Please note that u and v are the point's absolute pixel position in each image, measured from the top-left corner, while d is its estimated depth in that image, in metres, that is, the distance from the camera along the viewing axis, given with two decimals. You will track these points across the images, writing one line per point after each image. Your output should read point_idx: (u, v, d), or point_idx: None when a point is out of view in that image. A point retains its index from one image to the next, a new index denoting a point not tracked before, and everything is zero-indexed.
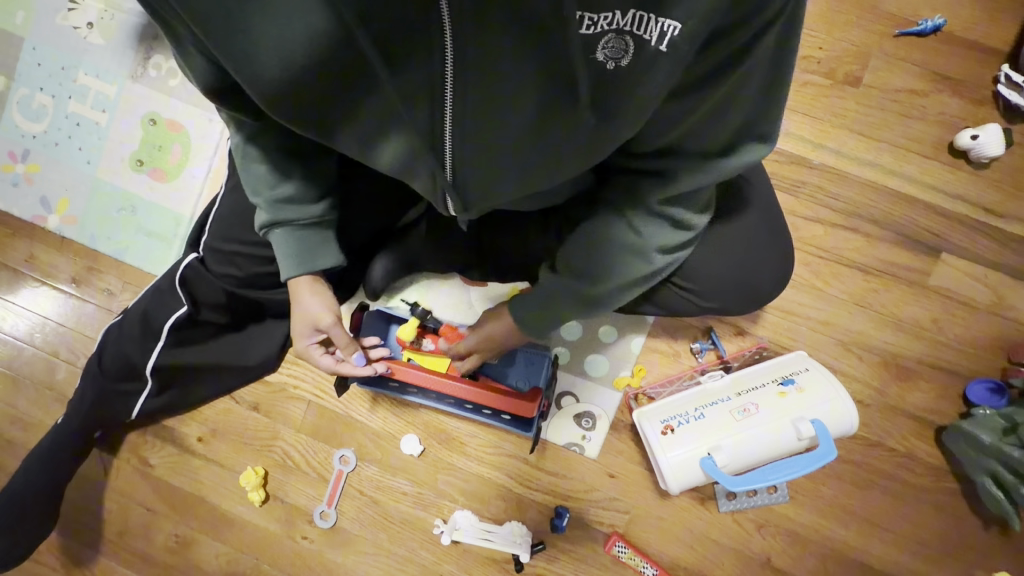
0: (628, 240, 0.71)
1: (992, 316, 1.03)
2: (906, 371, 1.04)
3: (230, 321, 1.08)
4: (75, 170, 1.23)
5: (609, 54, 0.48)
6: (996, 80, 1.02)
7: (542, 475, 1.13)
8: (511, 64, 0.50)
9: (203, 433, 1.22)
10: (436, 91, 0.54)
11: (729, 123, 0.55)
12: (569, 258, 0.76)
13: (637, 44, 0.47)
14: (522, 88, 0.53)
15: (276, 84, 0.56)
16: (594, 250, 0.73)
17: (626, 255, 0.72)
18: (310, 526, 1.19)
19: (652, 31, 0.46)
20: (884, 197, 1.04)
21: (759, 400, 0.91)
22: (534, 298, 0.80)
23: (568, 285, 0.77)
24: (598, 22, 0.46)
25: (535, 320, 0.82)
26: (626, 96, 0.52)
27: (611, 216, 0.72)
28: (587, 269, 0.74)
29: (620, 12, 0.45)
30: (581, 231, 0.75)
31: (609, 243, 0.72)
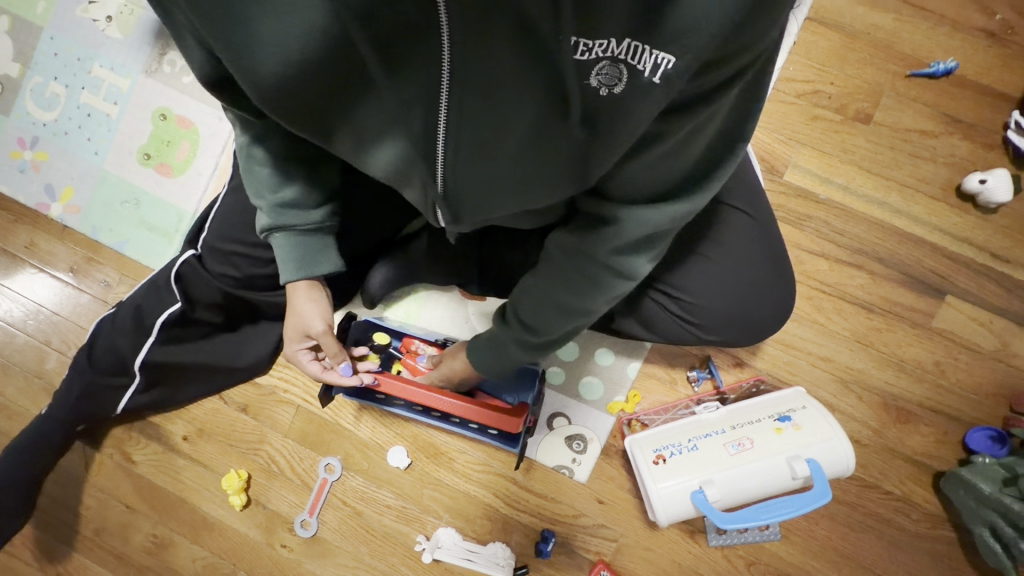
0: (570, 287, 0.73)
1: (994, 362, 1.01)
2: (905, 413, 1.02)
3: (225, 320, 1.07)
4: (82, 160, 1.23)
5: (602, 79, 0.49)
6: (1006, 125, 1.01)
7: (530, 496, 1.10)
8: (506, 79, 0.53)
9: (188, 432, 1.20)
10: (432, 100, 0.56)
11: (700, 157, 0.57)
12: (518, 302, 0.80)
13: (630, 73, 0.48)
14: (513, 106, 0.55)
15: (275, 81, 0.57)
16: (539, 295, 0.76)
17: (567, 302, 0.74)
18: (290, 534, 1.17)
19: (646, 63, 0.47)
20: (890, 236, 1.03)
21: (754, 435, 0.89)
22: (486, 337, 0.86)
23: (515, 329, 0.81)
24: (593, 49, 0.47)
25: (485, 359, 0.86)
26: (616, 125, 0.53)
27: (558, 258, 0.73)
28: (532, 314, 0.78)
29: (615, 41, 0.46)
30: (534, 272, 0.78)
31: (553, 290, 0.74)
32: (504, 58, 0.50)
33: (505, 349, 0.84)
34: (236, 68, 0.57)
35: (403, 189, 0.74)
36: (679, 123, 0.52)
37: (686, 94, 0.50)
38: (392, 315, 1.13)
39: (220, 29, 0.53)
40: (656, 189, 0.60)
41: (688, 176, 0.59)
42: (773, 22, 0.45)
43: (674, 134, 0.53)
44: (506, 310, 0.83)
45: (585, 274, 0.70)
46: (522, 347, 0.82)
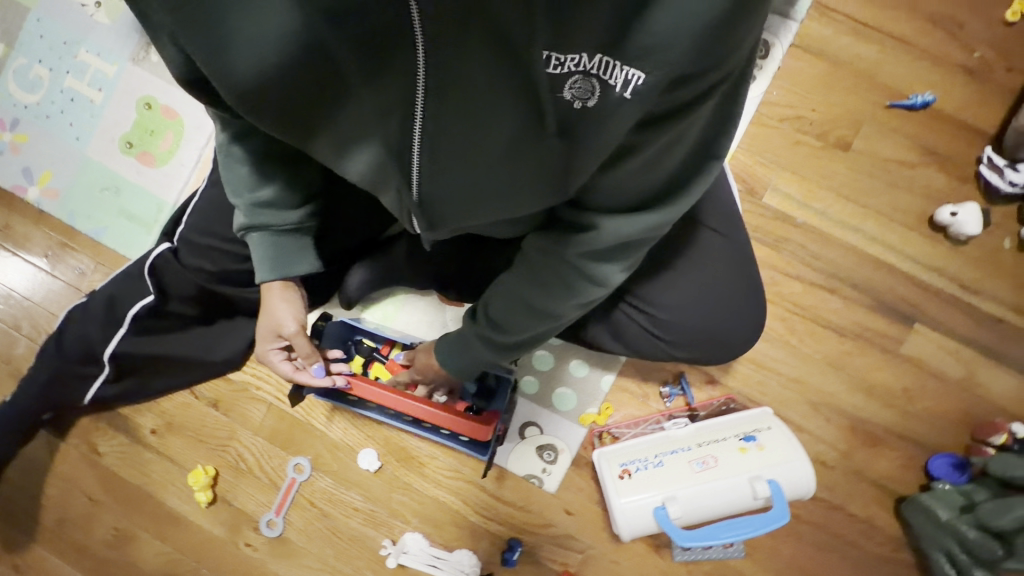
0: (545, 292, 0.74)
1: (959, 391, 1.03)
2: (871, 437, 1.04)
3: (199, 314, 1.06)
4: (63, 145, 1.21)
5: (576, 93, 0.52)
6: (979, 159, 1.03)
7: (499, 504, 1.10)
8: (481, 89, 0.53)
9: (157, 425, 1.19)
10: (407, 106, 0.56)
11: (674, 169, 0.59)
12: (493, 302, 0.80)
13: (603, 88, 0.50)
14: (488, 116, 0.56)
15: (252, 78, 0.59)
16: (515, 296, 0.77)
17: (544, 307, 0.75)
18: (255, 533, 1.15)
19: (618, 78, 0.49)
20: (863, 262, 1.05)
21: (718, 453, 0.90)
22: (459, 335, 0.86)
23: (488, 328, 0.81)
24: (564, 63, 0.49)
25: (457, 358, 0.86)
26: (589, 137, 0.55)
27: (535, 260, 0.74)
28: (505, 314, 0.78)
29: (587, 56, 0.48)
30: (510, 272, 0.79)
31: (528, 294, 0.75)
32: (477, 68, 0.51)
33: (477, 349, 0.84)
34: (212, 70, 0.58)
35: (380, 194, 0.74)
36: (655, 135, 0.54)
37: (664, 106, 0.51)
38: (370, 316, 1.13)
39: (198, 28, 0.54)
40: (632, 200, 0.62)
41: (663, 188, 0.61)
42: (744, 41, 0.47)
43: (651, 146, 0.55)
44: (478, 309, 0.84)
45: (560, 274, 0.71)
46: (493, 348, 0.82)
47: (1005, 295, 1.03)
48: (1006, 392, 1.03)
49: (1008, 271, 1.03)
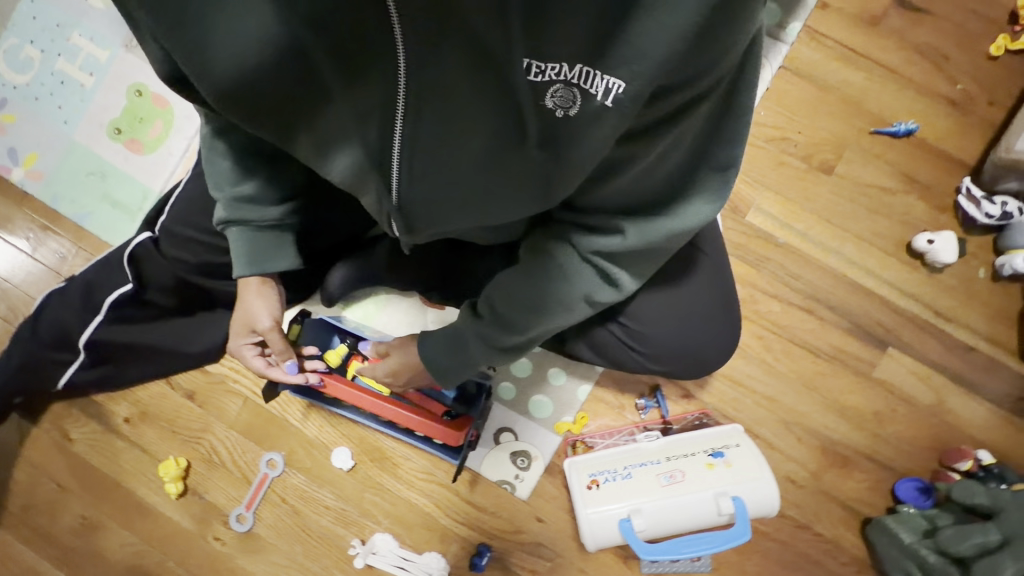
0: (553, 289, 0.74)
1: (928, 417, 1.05)
2: (841, 458, 1.05)
3: (177, 305, 1.06)
4: (51, 127, 1.21)
5: (558, 101, 0.53)
6: (957, 190, 1.05)
7: (470, 509, 1.11)
8: (459, 93, 0.53)
9: (131, 414, 1.18)
10: (387, 109, 0.57)
11: (675, 171, 0.62)
12: (494, 303, 0.79)
13: (584, 96, 0.51)
14: (467, 122, 0.57)
15: (230, 79, 0.61)
16: (519, 298, 0.76)
17: (551, 305, 0.75)
18: (224, 527, 1.15)
19: (599, 87, 0.50)
20: (841, 284, 1.06)
21: (686, 468, 0.91)
22: (453, 336, 0.84)
23: (488, 330, 0.80)
24: (546, 71, 0.50)
25: (453, 361, 0.84)
26: (571, 141, 0.56)
27: (541, 261, 0.74)
28: (509, 316, 0.77)
29: (568, 65, 0.49)
30: (510, 273, 0.78)
31: (533, 291, 0.75)
32: (454, 73, 0.51)
33: (474, 351, 0.83)
34: (198, 70, 0.60)
35: (361, 196, 0.74)
36: (654, 142, 0.56)
37: (663, 114, 0.53)
38: (350, 315, 1.13)
39: (184, 27, 0.56)
40: (640, 201, 0.65)
41: (669, 190, 0.63)
42: (727, 50, 0.47)
43: (654, 150, 0.57)
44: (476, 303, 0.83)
45: (570, 275, 0.73)
46: (494, 350, 0.82)
47: (978, 324, 1.05)
48: (975, 420, 1.04)
49: (981, 301, 1.05)
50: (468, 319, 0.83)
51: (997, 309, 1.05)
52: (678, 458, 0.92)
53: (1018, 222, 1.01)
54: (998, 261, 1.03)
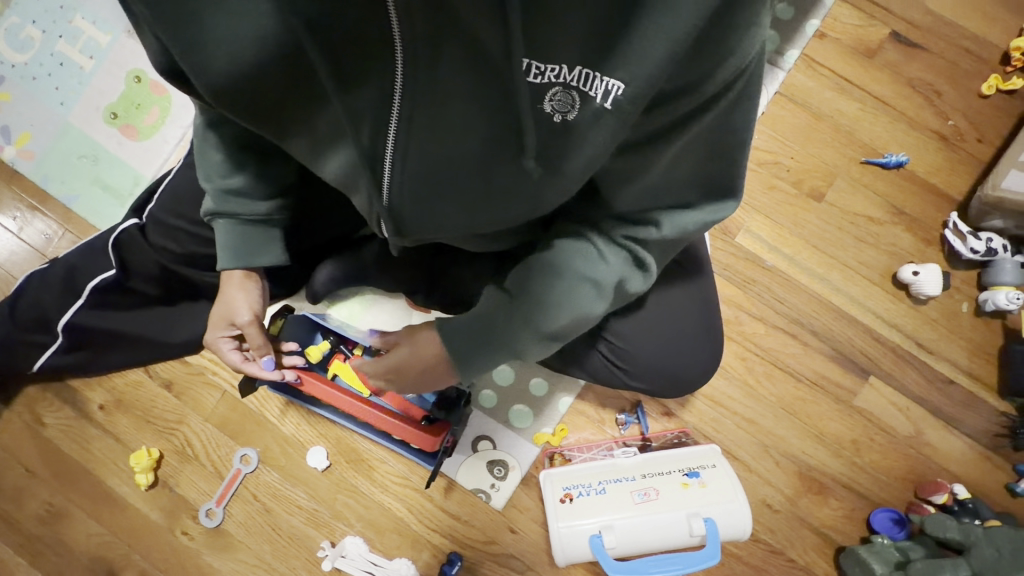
0: (588, 269, 0.71)
1: (906, 448, 1.05)
2: (818, 484, 1.05)
3: (160, 294, 1.05)
4: (46, 108, 1.20)
5: (556, 106, 0.55)
6: (945, 224, 1.06)
7: (444, 516, 1.10)
8: (455, 89, 0.55)
9: (106, 402, 1.16)
10: (384, 109, 0.58)
11: (695, 169, 0.63)
12: (526, 290, 0.74)
13: (583, 99, 0.53)
14: (464, 123, 0.58)
15: (225, 78, 0.62)
16: (554, 283, 0.73)
17: (583, 286, 0.72)
18: (193, 522, 1.13)
19: (598, 89, 0.52)
20: (826, 311, 1.07)
21: (660, 486, 0.91)
22: (478, 326, 0.76)
23: (520, 313, 0.74)
24: (545, 73, 0.52)
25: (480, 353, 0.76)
26: (569, 146, 0.58)
27: (575, 251, 0.72)
28: (544, 302, 0.73)
29: (568, 68, 0.51)
30: (539, 262, 0.74)
31: (566, 270, 0.72)
32: (454, 76, 0.54)
33: (505, 341, 0.75)
34: (196, 69, 0.61)
35: (352, 196, 0.75)
36: (666, 146, 0.59)
37: (674, 118, 0.56)
38: (335, 312, 1.12)
39: (182, 24, 0.57)
40: (664, 196, 0.66)
41: (688, 186, 0.65)
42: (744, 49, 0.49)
43: (668, 149, 0.59)
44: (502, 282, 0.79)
45: (607, 262, 0.71)
46: (530, 339, 0.75)
47: (959, 358, 1.06)
48: (952, 453, 1.04)
49: (963, 335, 1.06)
50: (495, 309, 0.76)
51: (978, 345, 1.06)
52: (652, 476, 0.92)
53: (1002, 259, 1.02)
54: (981, 296, 1.04)
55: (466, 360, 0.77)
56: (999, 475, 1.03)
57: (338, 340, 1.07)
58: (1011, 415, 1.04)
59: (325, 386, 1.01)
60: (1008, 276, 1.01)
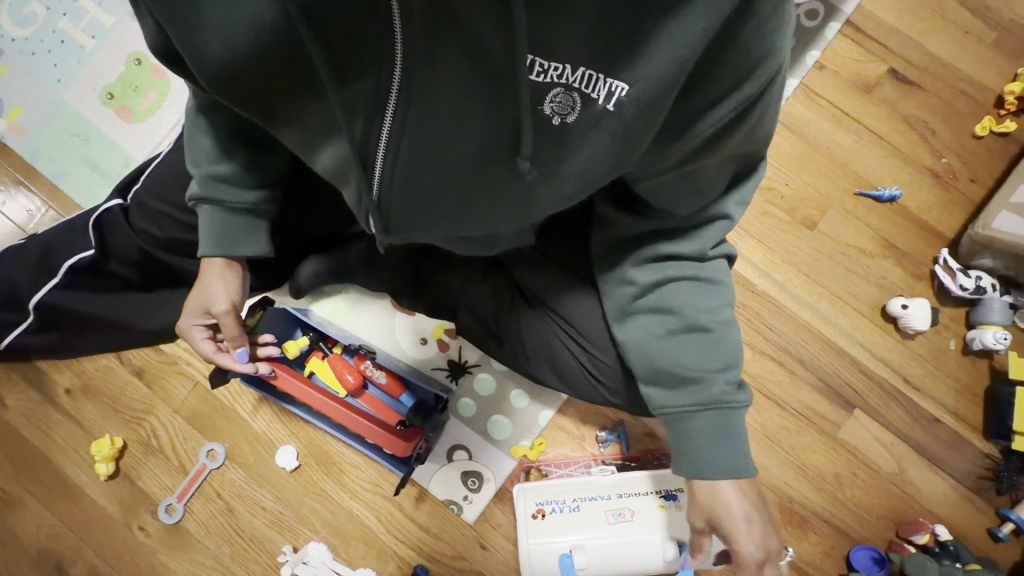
0: (717, 293, 0.76)
1: (889, 485, 1.03)
2: (798, 518, 1.03)
3: (139, 279, 1.02)
4: (42, 84, 1.18)
5: (556, 107, 0.54)
6: (935, 260, 1.06)
7: (414, 527, 1.06)
8: (455, 87, 0.54)
9: (73, 386, 1.12)
10: (380, 106, 0.57)
11: (724, 169, 0.64)
12: (703, 367, 0.75)
13: (584, 101, 0.53)
14: (463, 123, 0.57)
15: (218, 65, 0.62)
16: (708, 340, 0.75)
17: (722, 308, 0.76)
18: (152, 518, 1.09)
19: (601, 90, 0.52)
20: (814, 340, 1.06)
21: (636, 508, 0.90)
22: (705, 436, 0.75)
23: (722, 380, 0.75)
24: (548, 72, 0.51)
25: (726, 447, 0.75)
26: (567, 148, 0.58)
27: (690, 303, 0.75)
28: (721, 358, 0.75)
29: (571, 68, 0.51)
30: (676, 340, 0.76)
31: (704, 310, 0.75)
32: (452, 75, 0.53)
33: (729, 419, 0.75)
34: (191, 51, 0.61)
35: (344, 190, 0.74)
36: (694, 162, 0.61)
37: (702, 138, 0.56)
38: (319, 310, 1.10)
39: (180, 7, 0.58)
40: (698, 201, 0.68)
41: (715, 187, 0.67)
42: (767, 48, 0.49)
43: (690, 154, 0.60)
44: (662, 373, 0.77)
45: (719, 281, 0.76)
46: (740, 392, 0.75)
47: (945, 397, 1.05)
48: (934, 494, 1.03)
49: (950, 374, 1.05)
50: (705, 408, 0.74)
51: (965, 385, 1.05)
52: (629, 496, 0.91)
53: (990, 298, 1.02)
54: (969, 335, 1.03)
55: (719, 471, 0.75)
56: (982, 519, 1.02)
57: (319, 338, 1.05)
58: (995, 458, 1.02)
59: (301, 386, 0.98)
60: (996, 316, 1.01)
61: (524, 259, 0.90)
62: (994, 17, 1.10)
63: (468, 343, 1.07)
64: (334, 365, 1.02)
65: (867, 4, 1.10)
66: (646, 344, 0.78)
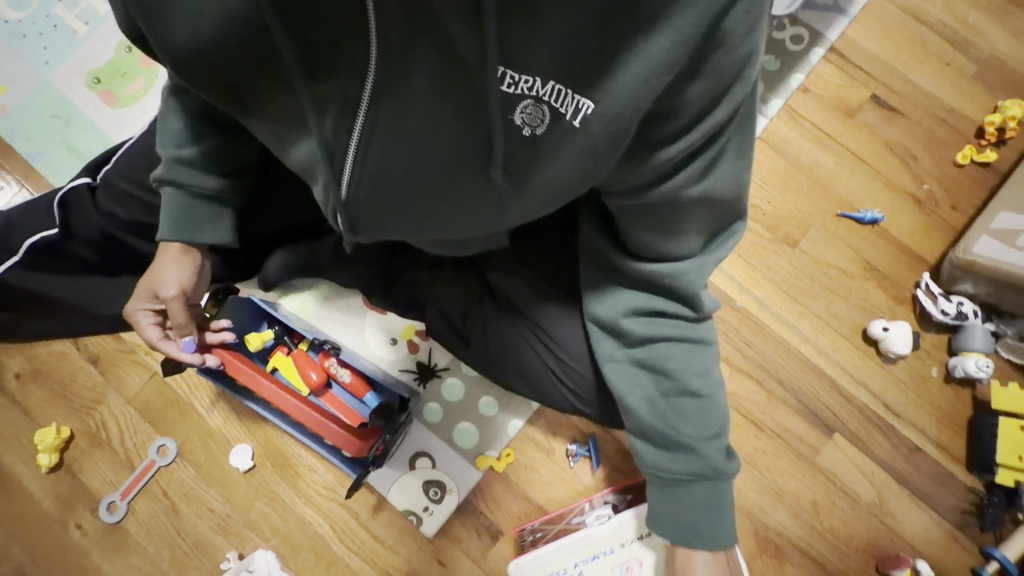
0: (709, 352, 0.73)
1: (868, 516, 0.99)
2: (773, 546, 0.98)
3: (102, 262, 0.98)
4: (29, 66, 1.18)
5: (526, 119, 0.52)
6: (916, 284, 1.05)
7: (369, 539, 1.00)
8: (425, 93, 0.52)
9: (23, 370, 1.08)
10: (351, 106, 0.55)
11: (711, 215, 0.61)
12: (694, 439, 0.72)
13: (554, 116, 0.51)
14: (431, 130, 0.55)
15: (191, 54, 0.62)
16: (700, 408, 0.72)
17: (713, 368, 0.73)
18: (91, 515, 1.03)
19: (569, 106, 0.50)
20: (793, 360, 1.03)
21: (642, 557, 0.89)
22: (695, 507, 0.74)
23: (715, 451, 0.72)
24: (519, 83, 0.49)
25: (718, 515, 0.74)
26: (538, 161, 0.55)
27: (683, 367, 0.72)
28: (711, 427, 0.72)
29: (541, 81, 0.49)
30: (667, 402, 0.73)
31: (696, 376, 0.72)
32: (422, 78, 0.51)
33: (717, 486, 0.73)
34: (162, 35, 0.61)
35: (314, 187, 0.71)
36: (674, 199, 0.57)
37: (670, 165, 0.54)
38: (287, 304, 1.06)
39: None
40: (689, 246, 0.64)
41: (702, 234, 0.63)
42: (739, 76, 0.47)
43: (671, 187, 0.56)
44: (656, 436, 0.74)
45: (712, 341, 0.73)
46: (731, 459, 0.74)
47: (927, 426, 1.01)
48: (915, 527, 0.98)
49: (931, 401, 1.02)
50: (699, 478, 0.73)
51: (947, 414, 1.02)
52: (631, 547, 0.89)
53: (972, 325, 1.00)
54: (951, 361, 1.01)
55: (710, 543, 0.75)
56: (966, 557, 0.97)
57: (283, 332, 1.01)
58: (979, 492, 0.98)
59: (253, 374, 0.92)
60: (978, 343, 0.99)
61: (497, 260, 0.87)
62: (973, 51, 1.12)
63: (438, 346, 1.04)
64: (298, 361, 0.99)
65: (851, 32, 1.13)
66: (637, 403, 0.74)
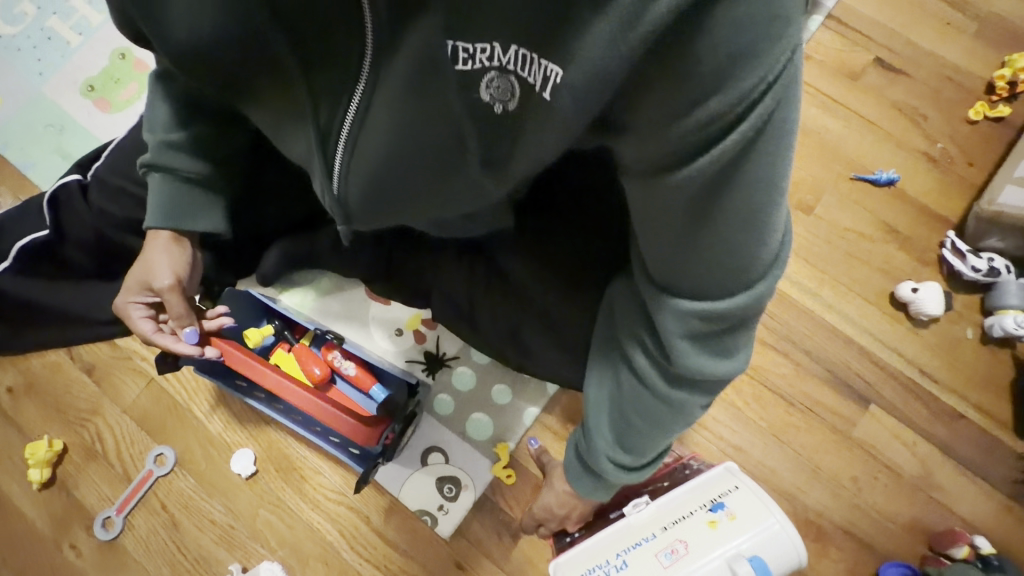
0: (666, 408, 0.56)
1: (916, 491, 0.92)
2: (815, 529, 0.91)
3: (95, 263, 0.95)
4: (23, 78, 1.17)
5: (494, 93, 0.40)
6: (941, 244, 1.00)
7: (381, 544, 0.94)
8: (391, 77, 0.44)
9: (15, 385, 1.03)
10: (345, 95, 0.49)
11: (720, 250, 0.42)
12: (603, 445, 0.64)
13: (523, 89, 0.39)
14: (389, 114, 0.46)
15: (183, 48, 0.58)
16: (626, 438, 0.62)
17: (664, 426, 0.58)
18: (86, 534, 0.97)
19: (536, 75, 0.37)
20: (819, 329, 0.98)
21: (687, 536, 0.73)
22: (576, 471, 0.70)
23: (616, 470, 0.65)
24: (474, 56, 0.38)
25: (589, 481, 0.70)
26: (512, 148, 0.43)
27: (636, 398, 0.58)
28: (626, 454, 0.63)
29: (502, 46, 0.37)
30: (604, 407, 0.63)
31: (634, 414, 0.59)
32: (397, 62, 0.43)
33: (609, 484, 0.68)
34: (156, 28, 0.57)
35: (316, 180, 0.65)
36: (665, 213, 0.41)
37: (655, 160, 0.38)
38: (287, 300, 1.03)
39: None
40: (679, 284, 0.46)
41: (713, 272, 0.43)
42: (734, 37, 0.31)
43: (658, 195, 0.40)
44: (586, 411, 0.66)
45: (683, 410, 0.56)
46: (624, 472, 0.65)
47: (968, 391, 0.96)
48: (967, 500, 0.91)
49: (969, 364, 0.96)
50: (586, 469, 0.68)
51: (988, 377, 0.96)
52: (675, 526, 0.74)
53: (1005, 281, 0.95)
54: (987, 321, 0.96)
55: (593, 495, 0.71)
56: None
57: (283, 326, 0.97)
58: None
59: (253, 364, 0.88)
60: (1014, 299, 0.94)
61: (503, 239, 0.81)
62: (972, 9, 1.11)
63: (446, 333, 0.99)
64: (298, 353, 0.95)
65: None
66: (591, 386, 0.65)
